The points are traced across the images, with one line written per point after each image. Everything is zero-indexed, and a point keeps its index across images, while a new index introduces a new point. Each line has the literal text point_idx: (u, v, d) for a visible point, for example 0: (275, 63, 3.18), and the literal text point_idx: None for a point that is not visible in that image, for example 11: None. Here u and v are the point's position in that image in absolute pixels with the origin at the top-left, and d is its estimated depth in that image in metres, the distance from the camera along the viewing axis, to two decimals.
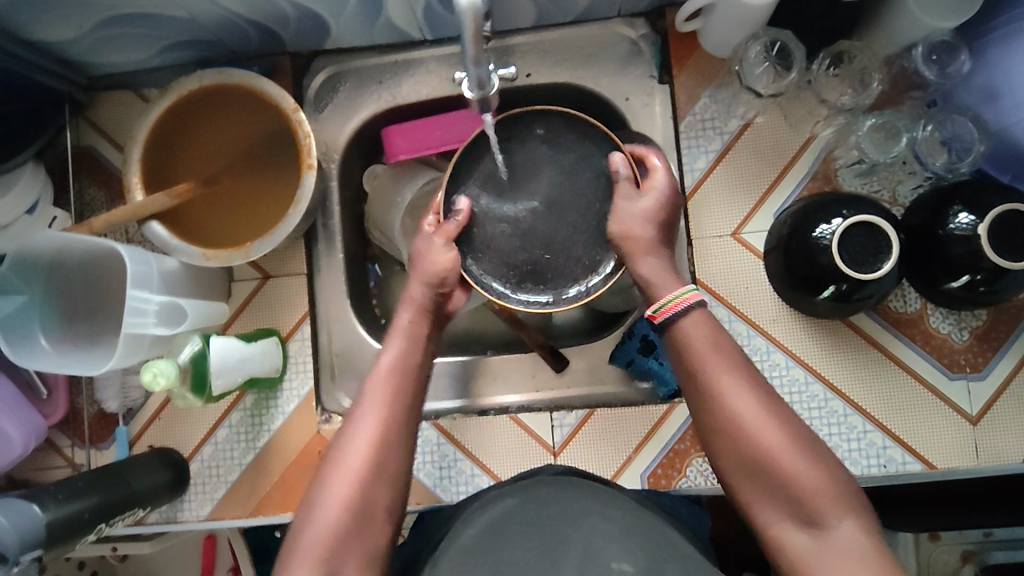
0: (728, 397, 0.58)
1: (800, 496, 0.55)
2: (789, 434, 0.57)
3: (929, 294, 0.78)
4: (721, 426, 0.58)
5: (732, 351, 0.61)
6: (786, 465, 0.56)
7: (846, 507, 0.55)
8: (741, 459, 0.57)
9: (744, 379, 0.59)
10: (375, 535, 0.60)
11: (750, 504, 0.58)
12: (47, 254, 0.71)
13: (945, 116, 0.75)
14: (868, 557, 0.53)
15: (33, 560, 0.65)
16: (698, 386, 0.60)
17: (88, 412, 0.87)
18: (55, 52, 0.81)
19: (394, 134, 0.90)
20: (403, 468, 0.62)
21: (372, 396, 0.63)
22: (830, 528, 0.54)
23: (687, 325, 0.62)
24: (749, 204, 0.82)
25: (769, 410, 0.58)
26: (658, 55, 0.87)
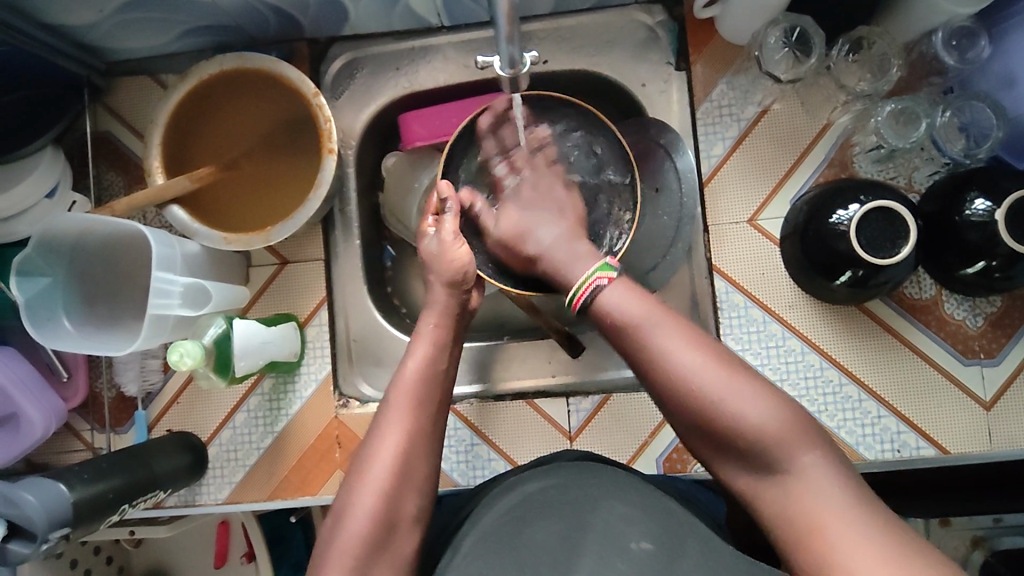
0: (665, 356, 0.55)
1: (757, 444, 0.52)
2: (734, 379, 0.54)
3: (944, 280, 0.78)
4: (664, 387, 0.55)
5: (659, 308, 0.58)
6: (736, 412, 0.53)
7: (804, 443, 0.52)
8: (692, 419, 0.55)
9: (680, 334, 0.56)
10: (402, 541, 0.60)
11: (716, 461, 0.55)
12: (70, 236, 0.71)
13: (963, 102, 0.75)
14: (832, 491, 0.51)
15: (61, 538, 0.66)
16: (636, 355, 0.57)
17: (107, 396, 0.87)
18: (75, 37, 0.81)
19: (412, 121, 0.90)
20: (430, 475, 0.62)
21: (397, 404, 0.63)
22: (792, 469, 0.52)
23: (607, 294, 0.60)
24: (766, 191, 0.83)
25: (712, 363, 0.54)
26: (675, 42, 0.88)
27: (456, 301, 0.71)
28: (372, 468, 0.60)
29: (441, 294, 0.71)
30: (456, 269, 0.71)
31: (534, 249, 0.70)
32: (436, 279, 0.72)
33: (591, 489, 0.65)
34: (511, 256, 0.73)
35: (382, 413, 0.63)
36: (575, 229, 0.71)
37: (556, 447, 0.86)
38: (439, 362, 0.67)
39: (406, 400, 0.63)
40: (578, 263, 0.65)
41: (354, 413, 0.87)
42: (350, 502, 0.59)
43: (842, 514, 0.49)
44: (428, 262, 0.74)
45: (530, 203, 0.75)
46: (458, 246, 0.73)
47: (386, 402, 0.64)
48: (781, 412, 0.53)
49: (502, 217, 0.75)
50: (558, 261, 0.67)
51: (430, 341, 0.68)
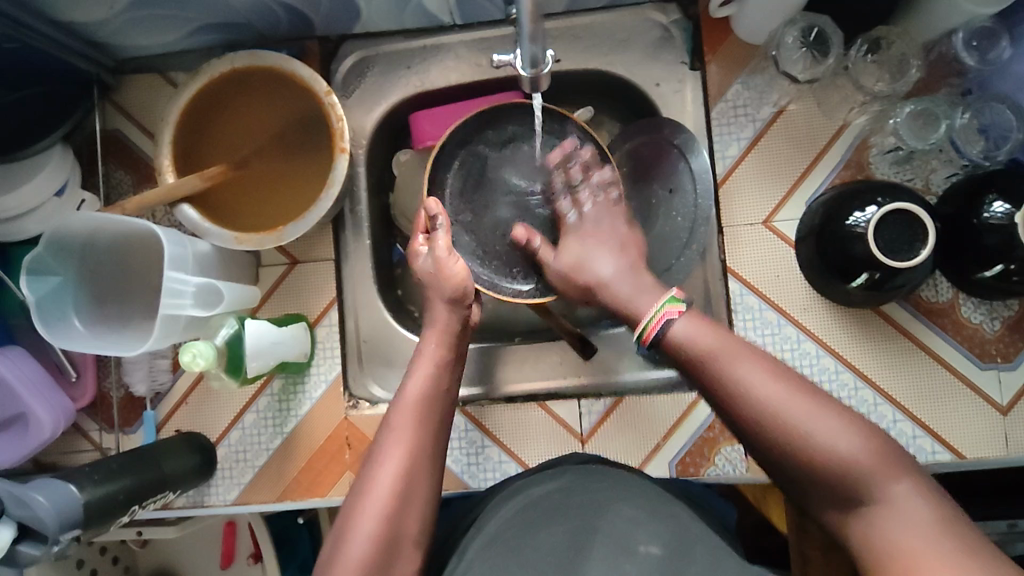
0: (746, 388, 0.55)
1: (845, 474, 0.52)
2: (818, 409, 0.54)
3: (962, 283, 0.78)
4: (745, 420, 0.55)
5: (735, 340, 0.58)
6: (822, 442, 0.52)
7: (893, 472, 0.51)
8: (774, 450, 0.54)
9: (758, 367, 0.56)
10: (403, 562, 0.59)
11: (801, 492, 0.55)
12: (81, 235, 0.71)
13: (982, 104, 0.75)
14: (925, 519, 0.50)
15: (72, 539, 0.65)
16: (713, 388, 0.57)
17: (116, 396, 0.87)
18: (85, 34, 0.80)
19: (424, 120, 0.90)
20: (430, 494, 0.61)
21: (400, 424, 0.62)
22: (882, 497, 0.51)
23: (680, 326, 0.60)
24: (781, 192, 0.82)
25: (794, 393, 0.54)
26: (690, 42, 0.87)
27: (459, 318, 0.71)
28: (375, 488, 0.59)
29: (443, 313, 0.71)
30: (456, 285, 0.70)
31: (595, 281, 0.69)
32: (436, 297, 0.71)
33: (605, 493, 0.65)
34: (570, 289, 0.73)
35: (382, 434, 0.62)
36: (637, 261, 0.70)
37: (567, 450, 0.85)
38: (440, 383, 0.66)
39: (409, 421, 0.63)
40: (644, 295, 0.65)
41: (364, 415, 0.86)
42: (351, 521, 0.58)
43: (939, 542, 0.48)
44: (426, 281, 0.72)
45: (589, 235, 0.73)
46: (455, 262, 0.72)
47: (387, 422, 0.63)
48: (866, 440, 0.52)
49: (561, 250, 0.74)
50: (620, 294, 0.67)
51: (434, 359, 0.67)
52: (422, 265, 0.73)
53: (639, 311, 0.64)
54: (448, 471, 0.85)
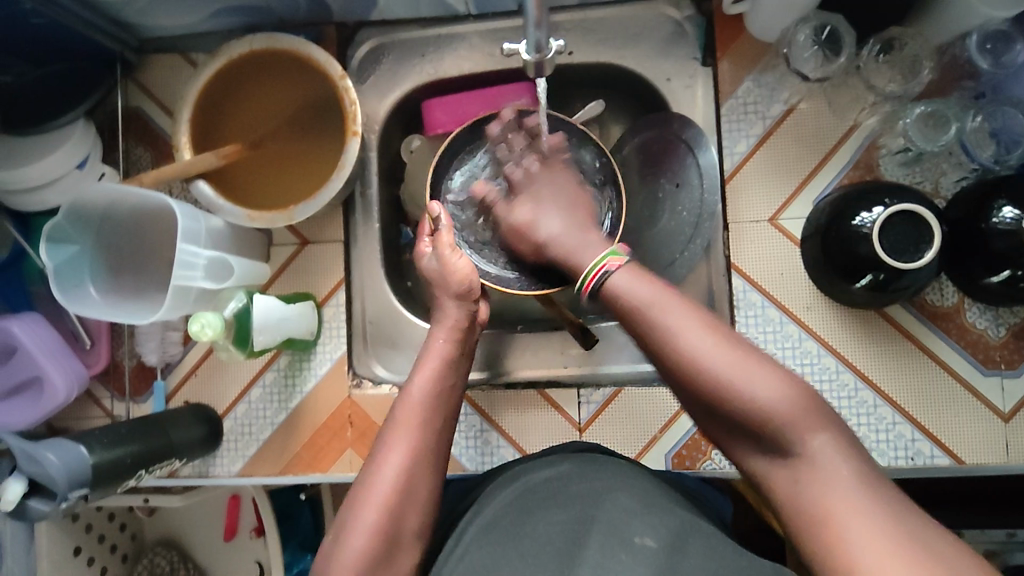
0: (673, 338, 0.55)
1: (768, 426, 0.51)
2: (743, 358, 0.53)
3: (968, 289, 0.77)
4: (672, 370, 0.55)
5: (668, 293, 0.58)
6: (743, 391, 0.52)
7: (815, 425, 0.51)
8: (698, 398, 0.55)
9: (687, 316, 0.56)
10: (402, 557, 0.60)
11: (728, 440, 0.55)
12: (99, 206, 0.73)
13: (996, 107, 0.75)
14: (842, 472, 0.49)
15: (80, 497, 0.68)
16: (645, 338, 0.57)
17: (128, 365, 0.90)
18: (109, 13, 0.82)
19: (435, 107, 0.91)
20: (431, 490, 0.62)
21: (403, 423, 0.63)
22: (803, 450, 0.51)
23: (616, 279, 0.60)
24: (789, 190, 0.82)
25: (720, 341, 0.54)
26: (703, 37, 0.87)
27: (466, 316, 0.71)
28: (378, 485, 0.60)
29: (451, 308, 0.71)
30: (461, 283, 0.71)
31: (541, 238, 0.71)
32: (445, 296, 0.72)
33: (601, 483, 0.65)
34: (520, 244, 0.74)
35: (387, 432, 0.63)
36: (585, 220, 0.71)
37: (565, 437, 0.86)
38: (445, 381, 0.67)
39: (412, 420, 0.63)
40: (587, 251, 0.66)
41: (367, 394, 0.88)
42: (353, 518, 0.59)
43: (854, 494, 0.48)
44: (434, 281, 0.73)
45: (541, 195, 0.74)
46: (459, 258, 0.72)
47: (392, 420, 0.64)
48: (792, 394, 0.52)
49: (515, 211, 0.75)
50: (567, 248, 0.68)
51: (439, 357, 0.68)
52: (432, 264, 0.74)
53: (582, 268, 0.65)
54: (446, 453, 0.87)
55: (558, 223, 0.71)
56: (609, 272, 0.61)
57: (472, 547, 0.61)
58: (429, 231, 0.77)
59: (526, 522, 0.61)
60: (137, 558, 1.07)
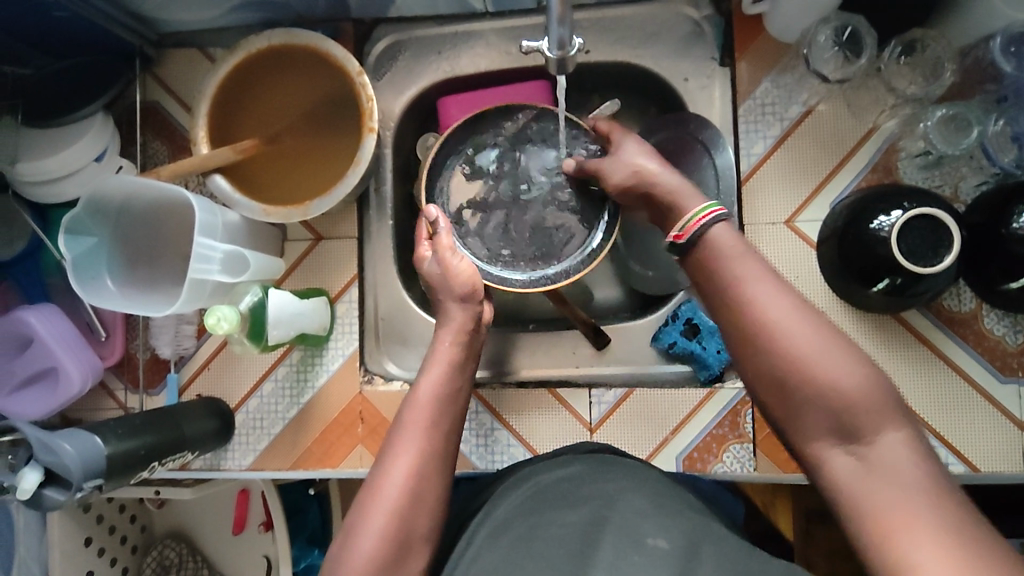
0: (758, 303, 0.54)
1: (839, 409, 0.50)
2: (825, 336, 0.52)
3: (986, 294, 0.76)
4: (750, 338, 0.54)
5: (758, 259, 0.57)
6: (820, 368, 0.51)
7: (887, 417, 0.50)
8: (769, 370, 0.53)
9: (774, 285, 0.55)
10: (412, 562, 0.59)
11: (788, 420, 0.53)
12: (117, 199, 0.74)
13: (1019, 111, 0.74)
14: (909, 469, 0.48)
15: (94, 487, 0.68)
16: (727, 301, 0.56)
17: (142, 357, 0.90)
18: (128, 6, 0.83)
19: (451, 104, 0.92)
20: (439, 493, 0.62)
21: (413, 423, 0.63)
22: (872, 441, 0.49)
23: (711, 233, 0.59)
24: (806, 192, 0.81)
25: (804, 314, 0.53)
26: (721, 37, 0.86)
27: (472, 318, 0.71)
28: (386, 489, 0.60)
29: (459, 312, 0.71)
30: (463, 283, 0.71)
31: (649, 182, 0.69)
32: (450, 300, 0.72)
33: (614, 485, 0.65)
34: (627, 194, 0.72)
35: (396, 433, 0.63)
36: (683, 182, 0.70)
37: (576, 437, 0.85)
38: (450, 386, 0.67)
39: (421, 422, 0.63)
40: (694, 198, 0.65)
41: (378, 390, 0.88)
42: (364, 518, 0.59)
43: (917, 492, 0.47)
44: (435, 284, 0.73)
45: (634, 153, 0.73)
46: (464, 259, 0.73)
47: (401, 421, 0.64)
48: (870, 381, 0.50)
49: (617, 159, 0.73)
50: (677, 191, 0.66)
51: (446, 359, 0.68)
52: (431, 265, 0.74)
53: (684, 214, 0.64)
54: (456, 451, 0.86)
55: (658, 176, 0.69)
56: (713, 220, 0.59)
57: (485, 547, 0.61)
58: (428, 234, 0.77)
59: (539, 522, 0.61)
60: (147, 550, 1.08)
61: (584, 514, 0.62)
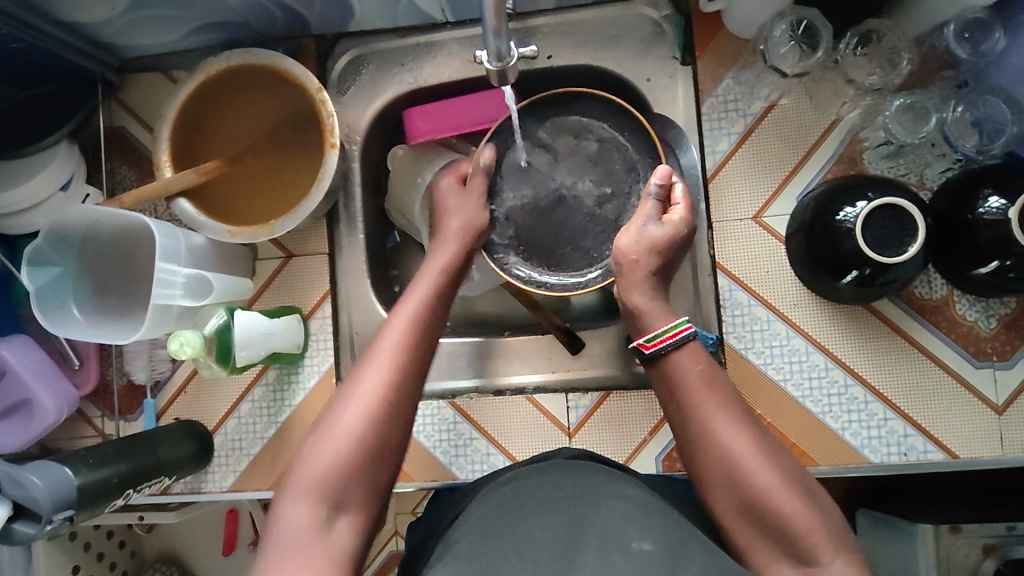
0: (719, 434, 0.58)
1: (794, 535, 0.54)
2: (780, 470, 0.56)
3: (956, 281, 0.76)
4: (711, 466, 0.58)
5: (721, 384, 0.60)
6: (776, 498, 0.55)
7: (836, 546, 0.54)
8: (731, 497, 0.56)
9: (734, 416, 0.59)
10: (380, 471, 0.58)
11: (746, 545, 0.56)
12: (80, 228, 0.73)
13: (977, 96, 0.73)
14: None
15: (65, 519, 0.67)
16: (692, 427, 0.59)
17: (118, 384, 0.90)
18: (87, 34, 0.83)
19: (416, 116, 0.90)
20: (404, 410, 0.59)
21: (393, 337, 0.61)
22: (823, 564, 0.53)
23: (680, 357, 0.61)
24: (771, 187, 0.81)
25: (762, 447, 0.57)
26: (681, 36, 0.86)
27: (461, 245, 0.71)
28: (350, 403, 0.58)
29: (446, 245, 0.72)
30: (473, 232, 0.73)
31: (628, 287, 0.66)
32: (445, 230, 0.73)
33: (595, 487, 0.63)
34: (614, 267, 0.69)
35: (372, 347, 0.62)
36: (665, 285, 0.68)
37: (555, 443, 0.85)
38: (429, 308, 0.65)
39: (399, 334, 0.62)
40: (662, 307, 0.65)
41: None
42: (334, 422, 0.58)
43: None
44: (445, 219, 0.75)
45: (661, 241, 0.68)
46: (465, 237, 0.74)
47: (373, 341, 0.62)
48: (819, 508, 0.55)
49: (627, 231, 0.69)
50: (636, 302, 0.66)
51: (426, 288, 0.66)
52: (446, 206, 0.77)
53: (650, 324, 0.64)
54: (436, 463, 0.86)
55: (646, 277, 0.66)
56: (685, 339, 0.62)
57: (459, 550, 0.60)
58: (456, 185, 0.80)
59: (513, 526, 0.60)
60: None
61: (564, 515, 0.60)
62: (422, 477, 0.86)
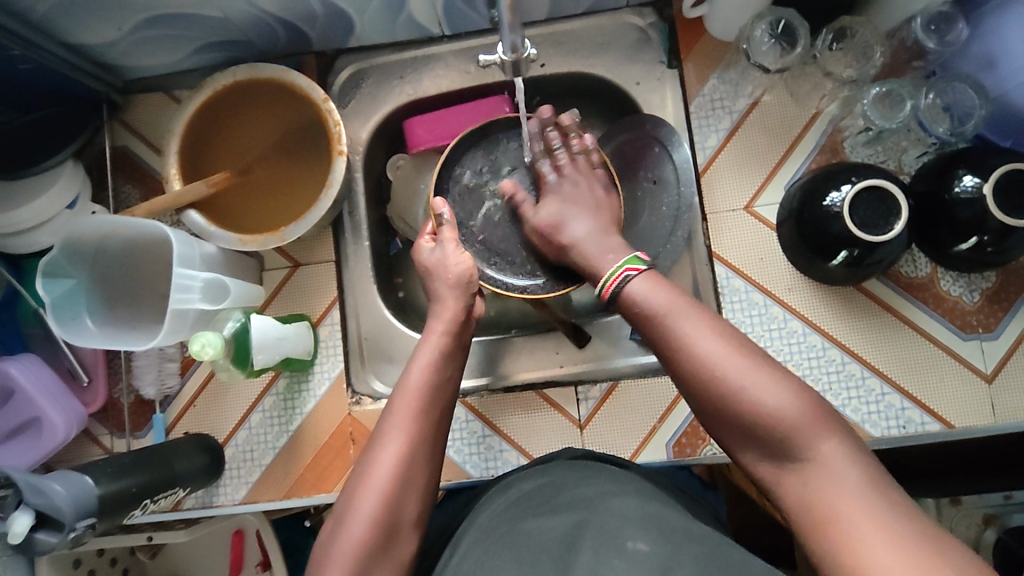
0: (683, 341, 0.58)
1: (777, 426, 0.53)
2: (754, 363, 0.56)
3: (939, 258, 0.81)
4: (685, 373, 0.58)
5: (680, 300, 0.61)
6: (752, 392, 0.54)
7: (822, 431, 0.53)
8: (711, 401, 0.57)
9: (701, 321, 0.59)
10: (402, 545, 0.60)
11: (736, 445, 0.56)
12: (93, 241, 0.74)
13: (946, 84, 0.78)
14: (852, 478, 0.50)
15: (87, 527, 0.67)
16: (661, 341, 0.60)
17: (126, 401, 0.90)
18: (93, 55, 0.85)
19: (416, 126, 0.94)
20: (429, 482, 0.63)
21: (403, 410, 0.64)
22: (810, 456, 0.52)
23: (632, 287, 0.64)
24: (760, 178, 0.86)
25: (730, 344, 0.57)
26: (667, 41, 0.91)
27: (455, 310, 0.73)
28: (374, 479, 0.60)
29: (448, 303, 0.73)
30: (463, 272, 0.74)
31: (565, 240, 0.75)
32: (441, 283, 0.75)
33: (601, 490, 0.64)
34: (546, 244, 0.78)
35: (385, 420, 0.64)
36: (608, 225, 0.75)
37: (567, 435, 0.86)
38: (441, 373, 0.68)
39: (409, 405, 0.64)
40: (607, 257, 0.70)
41: (367, 410, 0.89)
42: (352, 504, 0.59)
43: (863, 502, 0.49)
44: (432, 270, 0.76)
45: (570, 196, 0.78)
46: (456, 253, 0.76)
47: (390, 409, 0.65)
48: (799, 399, 0.54)
49: (540, 207, 0.79)
50: (587, 254, 0.72)
51: (436, 350, 0.69)
52: (426, 259, 0.78)
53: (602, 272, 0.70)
54: (450, 462, 0.87)
55: (586, 238, 0.74)
56: (628, 278, 0.65)
57: (469, 556, 0.61)
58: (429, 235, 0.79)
59: (518, 531, 0.61)
60: None
61: (567, 518, 0.61)
62: None
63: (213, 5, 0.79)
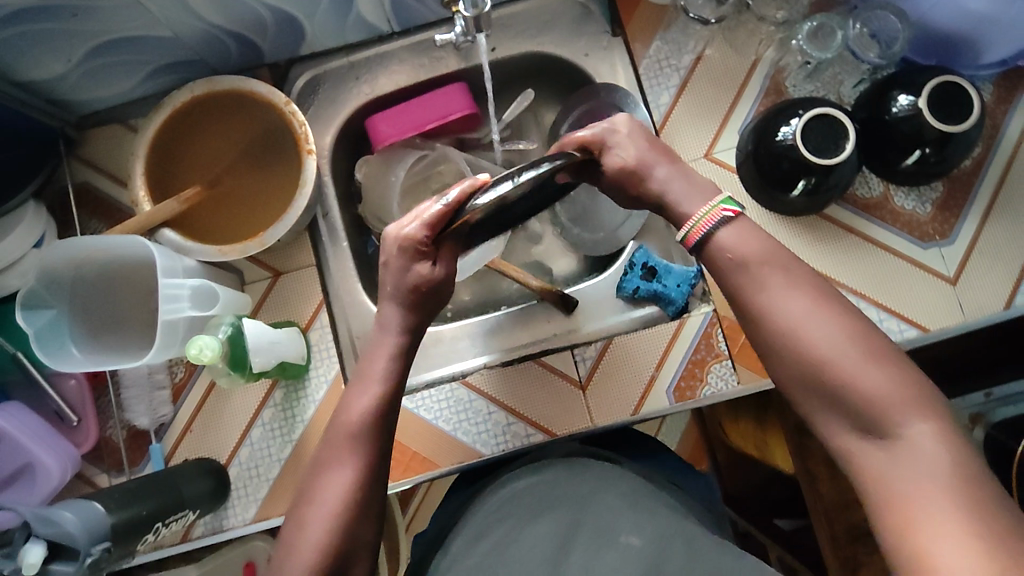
0: (775, 310, 0.59)
1: (865, 402, 0.54)
2: (850, 338, 0.56)
3: (889, 175, 0.86)
4: (773, 341, 0.59)
5: (778, 259, 0.61)
6: (849, 368, 0.55)
7: (914, 411, 0.53)
8: (798, 370, 0.57)
9: (796, 286, 0.59)
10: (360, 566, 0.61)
11: (817, 415, 0.57)
12: (68, 270, 0.73)
13: (869, 12, 0.86)
14: (942, 461, 0.51)
15: (103, 552, 0.65)
16: (748, 306, 0.60)
17: (120, 436, 0.87)
18: (44, 91, 0.85)
19: (379, 122, 0.95)
20: (377, 499, 0.63)
21: (339, 442, 0.63)
22: (901, 433, 0.53)
23: (723, 235, 0.63)
24: (715, 126, 0.90)
25: (830, 315, 0.57)
26: (608, 12, 0.96)
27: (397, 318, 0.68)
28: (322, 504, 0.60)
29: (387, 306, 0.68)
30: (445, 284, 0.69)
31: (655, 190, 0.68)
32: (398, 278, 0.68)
33: (588, 484, 0.70)
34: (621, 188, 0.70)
35: (330, 451, 0.63)
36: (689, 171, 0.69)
37: (570, 399, 0.88)
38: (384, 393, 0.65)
39: (359, 430, 0.63)
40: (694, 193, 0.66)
41: None
42: (302, 527, 0.59)
43: (946, 489, 0.50)
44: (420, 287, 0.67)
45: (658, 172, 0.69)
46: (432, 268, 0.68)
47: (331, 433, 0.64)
48: (896, 379, 0.54)
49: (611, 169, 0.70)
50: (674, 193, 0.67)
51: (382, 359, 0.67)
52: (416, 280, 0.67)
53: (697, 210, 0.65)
54: (459, 444, 0.87)
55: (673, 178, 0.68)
56: (724, 220, 0.63)
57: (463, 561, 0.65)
58: (419, 246, 0.67)
59: (522, 531, 0.65)
60: None
61: (560, 519, 0.66)
62: (447, 462, 0.87)
63: (162, 24, 0.79)
